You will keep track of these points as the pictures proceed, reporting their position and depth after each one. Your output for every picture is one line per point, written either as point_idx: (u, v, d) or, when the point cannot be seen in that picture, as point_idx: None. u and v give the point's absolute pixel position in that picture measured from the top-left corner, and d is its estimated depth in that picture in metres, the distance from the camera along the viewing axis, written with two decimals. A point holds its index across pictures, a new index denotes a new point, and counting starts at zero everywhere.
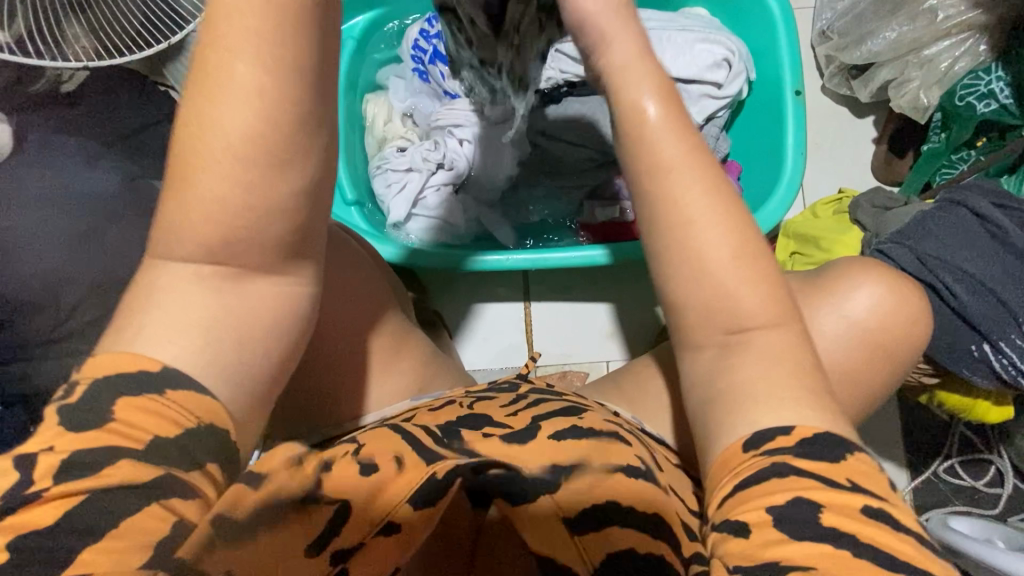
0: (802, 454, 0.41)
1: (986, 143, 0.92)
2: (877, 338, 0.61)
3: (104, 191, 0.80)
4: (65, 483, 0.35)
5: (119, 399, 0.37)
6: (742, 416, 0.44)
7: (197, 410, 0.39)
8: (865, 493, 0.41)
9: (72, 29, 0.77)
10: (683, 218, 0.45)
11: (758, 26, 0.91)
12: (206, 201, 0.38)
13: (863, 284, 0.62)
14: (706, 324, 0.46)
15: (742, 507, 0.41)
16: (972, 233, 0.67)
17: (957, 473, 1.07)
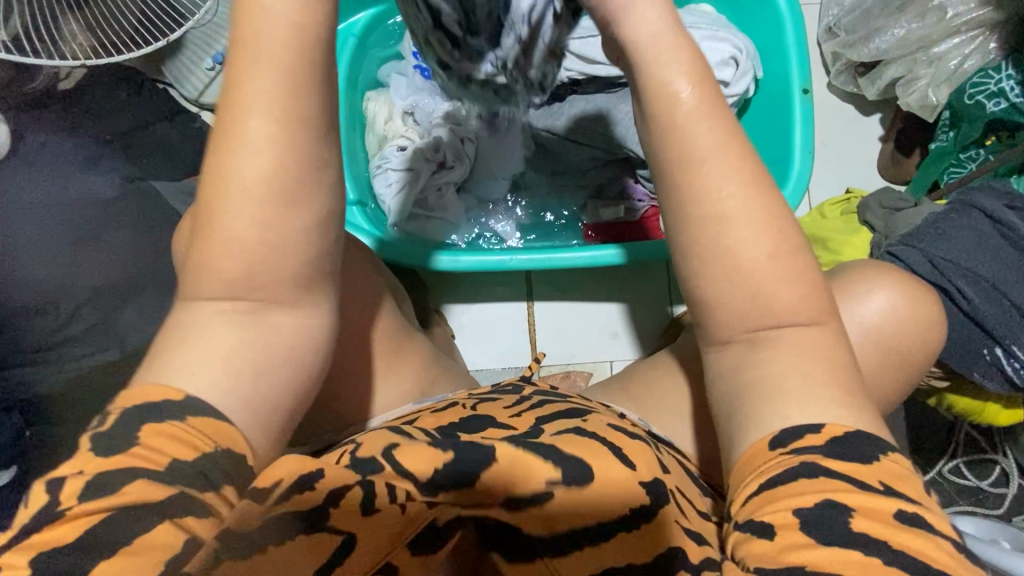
0: (830, 454, 0.42)
1: (996, 142, 0.91)
2: (885, 344, 0.61)
3: (103, 193, 0.78)
4: (82, 505, 0.36)
5: (143, 425, 0.39)
6: (774, 411, 0.44)
7: (216, 435, 0.40)
8: (900, 497, 0.41)
9: (70, 27, 0.83)
10: (702, 223, 0.44)
11: (766, 22, 0.90)
12: (231, 240, 0.39)
13: (872, 288, 0.62)
14: (726, 325, 0.46)
15: (769, 506, 0.41)
16: (984, 236, 0.66)
17: (962, 472, 1.07)
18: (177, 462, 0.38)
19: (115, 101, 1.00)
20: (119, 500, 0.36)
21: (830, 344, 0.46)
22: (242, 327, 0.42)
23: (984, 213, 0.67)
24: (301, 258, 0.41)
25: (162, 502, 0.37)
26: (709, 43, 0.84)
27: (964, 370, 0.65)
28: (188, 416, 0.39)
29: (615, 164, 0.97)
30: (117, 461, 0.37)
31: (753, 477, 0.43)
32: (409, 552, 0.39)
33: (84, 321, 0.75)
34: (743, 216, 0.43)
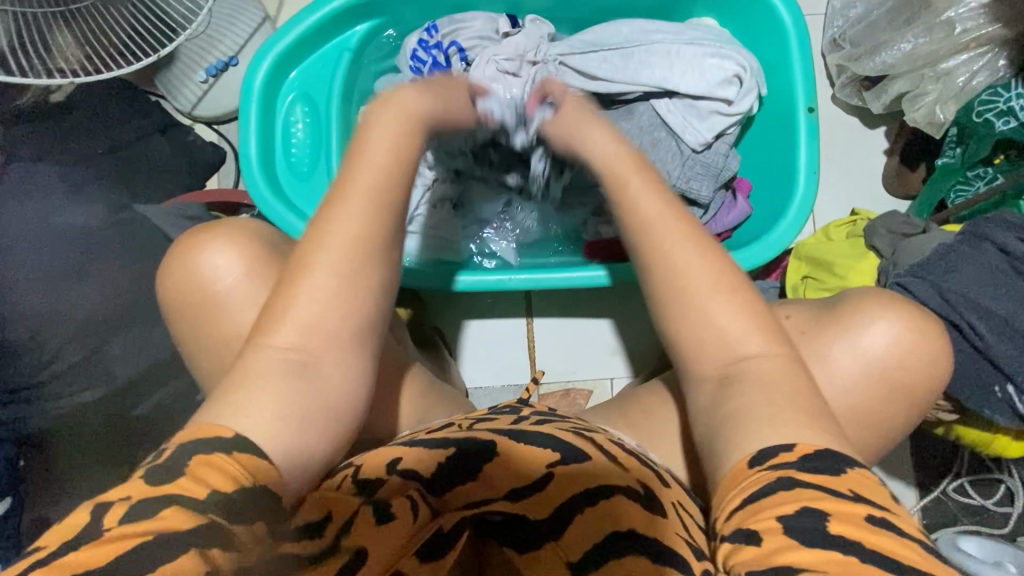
0: (805, 467, 0.43)
1: (1004, 162, 0.88)
2: (886, 375, 0.60)
3: (89, 219, 0.73)
4: (124, 527, 0.38)
5: (193, 456, 0.41)
6: (750, 434, 0.46)
7: (253, 470, 0.42)
8: (867, 502, 0.43)
9: (61, 40, 0.81)
10: (676, 278, 0.52)
11: (769, 38, 0.88)
12: (308, 309, 0.47)
13: (875, 319, 0.60)
14: (702, 358, 0.51)
15: (755, 515, 0.42)
16: (995, 270, 0.64)
17: (967, 492, 1.06)
18: (214, 492, 0.40)
19: (109, 115, 1.00)
20: (157, 526, 0.38)
21: (798, 371, 0.50)
22: (293, 380, 0.46)
23: (996, 245, 0.64)
24: (336, 321, 0.48)
25: (189, 533, 0.38)
26: (710, 61, 0.83)
27: (974, 406, 0.63)
28: (234, 451, 0.42)
29: None
30: (165, 488, 0.40)
31: (733, 496, 0.44)
32: (416, 560, 0.45)
33: (68, 360, 0.70)
34: (693, 268, 0.52)
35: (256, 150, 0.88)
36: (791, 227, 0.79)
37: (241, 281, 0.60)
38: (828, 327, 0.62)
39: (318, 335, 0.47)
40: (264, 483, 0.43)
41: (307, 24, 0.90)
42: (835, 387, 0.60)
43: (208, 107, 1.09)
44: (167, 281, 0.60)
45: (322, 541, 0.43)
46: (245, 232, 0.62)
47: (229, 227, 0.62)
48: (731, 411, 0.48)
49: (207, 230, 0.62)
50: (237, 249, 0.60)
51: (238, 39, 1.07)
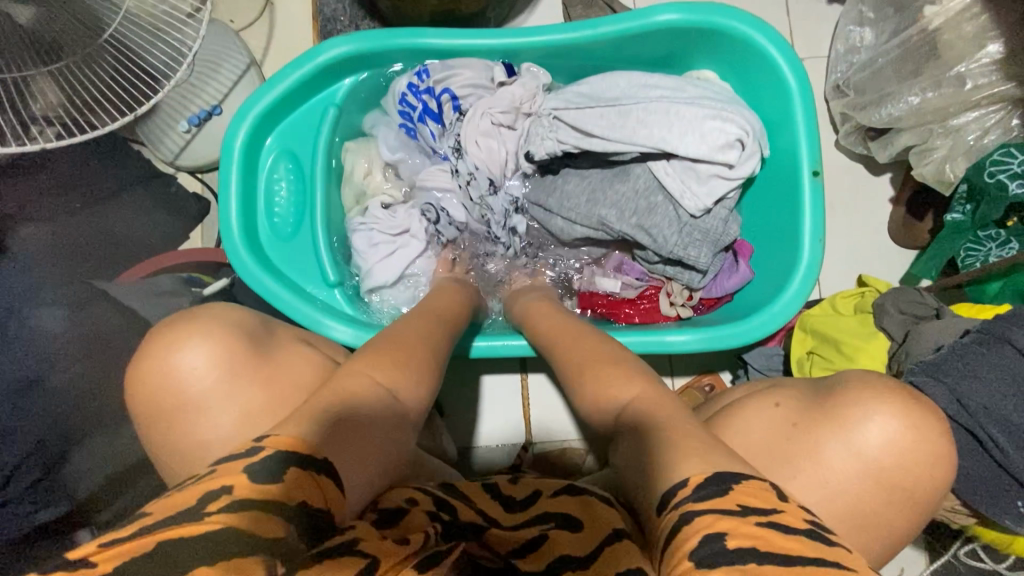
0: (702, 497, 0.42)
1: (1019, 224, 0.82)
2: (878, 475, 0.52)
3: (58, 304, 0.69)
4: (221, 515, 0.38)
5: (292, 468, 0.42)
6: (670, 477, 0.45)
7: (327, 498, 0.44)
8: (757, 512, 0.41)
9: (44, 88, 0.77)
10: (586, 361, 0.61)
11: (772, 94, 0.85)
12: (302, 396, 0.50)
13: (873, 413, 0.53)
14: (598, 415, 0.58)
15: (676, 557, 0.40)
16: (1019, 378, 0.58)
17: (978, 556, 1.01)
18: (299, 501, 0.42)
19: (85, 167, 0.95)
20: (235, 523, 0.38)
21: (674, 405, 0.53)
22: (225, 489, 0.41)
23: (1016, 348, 0.59)
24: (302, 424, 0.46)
25: (265, 540, 0.39)
26: (711, 123, 0.79)
27: (995, 517, 0.57)
28: (320, 472, 0.44)
29: (609, 243, 0.92)
30: (263, 492, 0.40)
31: (662, 532, 0.43)
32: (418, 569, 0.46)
33: (20, 482, 0.64)
34: (595, 358, 0.61)
35: (238, 225, 0.84)
36: (796, 297, 0.76)
37: (219, 383, 0.58)
38: (828, 425, 0.54)
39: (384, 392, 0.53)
40: (332, 505, 0.44)
41: (290, 81, 0.86)
42: (830, 489, 0.53)
43: (189, 157, 1.06)
44: (138, 381, 0.58)
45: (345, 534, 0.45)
46: (195, 328, 0.59)
47: (175, 330, 0.59)
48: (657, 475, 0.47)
49: (159, 336, 0.59)
50: (202, 349, 0.58)
51: (221, 85, 1.04)
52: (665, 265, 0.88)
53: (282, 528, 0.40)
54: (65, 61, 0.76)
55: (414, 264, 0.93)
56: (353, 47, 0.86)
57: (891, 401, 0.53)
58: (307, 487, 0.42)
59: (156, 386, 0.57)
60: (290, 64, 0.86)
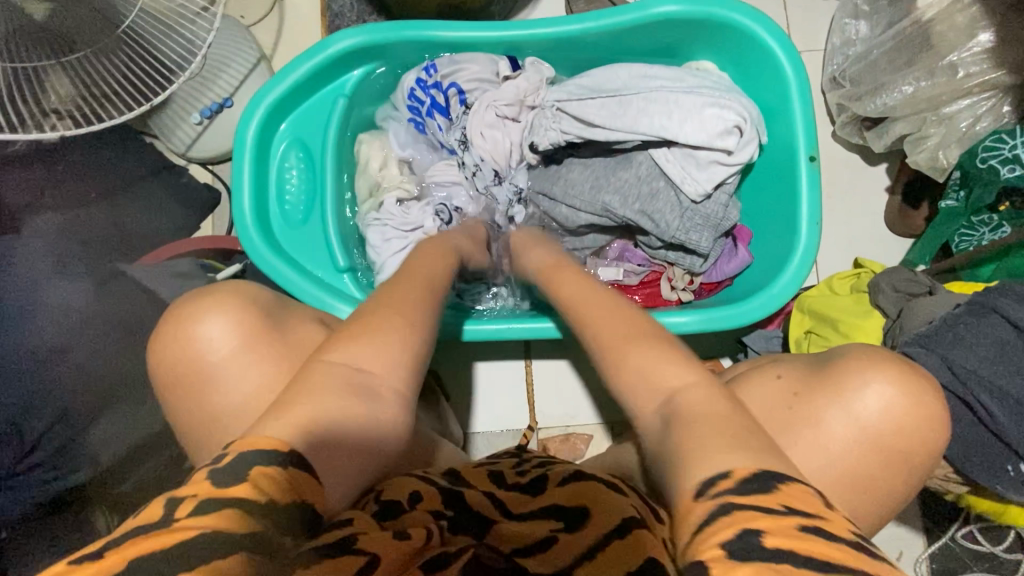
0: (742, 490, 0.41)
1: (1011, 210, 0.84)
2: (874, 440, 0.54)
3: (80, 288, 0.71)
4: (188, 520, 0.38)
5: (253, 468, 0.41)
6: (694, 469, 0.44)
7: (310, 495, 0.44)
8: (801, 515, 0.40)
9: (55, 84, 0.79)
10: (619, 338, 0.54)
11: (771, 84, 0.87)
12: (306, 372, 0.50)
13: (869, 380, 0.55)
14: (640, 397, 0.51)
15: (703, 544, 0.39)
16: (1006, 348, 0.60)
17: (975, 537, 1.03)
18: (270, 500, 0.40)
19: (101, 160, 0.98)
20: (210, 524, 0.38)
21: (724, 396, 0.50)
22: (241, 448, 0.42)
23: (1006, 318, 0.61)
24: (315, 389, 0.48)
25: (244, 535, 0.38)
26: (709, 110, 0.82)
27: (986, 482, 0.59)
28: (291, 464, 0.42)
29: (613, 230, 0.93)
30: (231, 492, 0.40)
31: (686, 529, 0.42)
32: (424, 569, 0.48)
33: (47, 449, 0.66)
34: (632, 338, 0.54)
35: (250, 212, 0.86)
36: (794, 280, 0.78)
37: (235, 354, 0.60)
38: (826, 393, 0.56)
39: (346, 372, 0.49)
40: (313, 502, 0.44)
41: (301, 73, 0.89)
42: (830, 454, 0.55)
43: (201, 149, 1.09)
44: (161, 353, 0.60)
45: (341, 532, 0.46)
46: (205, 301, 0.61)
47: (188, 305, 0.61)
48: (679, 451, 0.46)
49: (175, 311, 0.61)
50: (216, 322, 0.60)
51: (233, 79, 1.06)
52: (666, 251, 0.89)
53: (259, 524, 0.39)
54: (79, 53, 0.80)
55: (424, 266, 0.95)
56: (363, 39, 0.88)
57: (887, 368, 0.55)
58: (282, 488, 0.41)
59: (174, 356, 0.60)
60: (299, 56, 0.89)
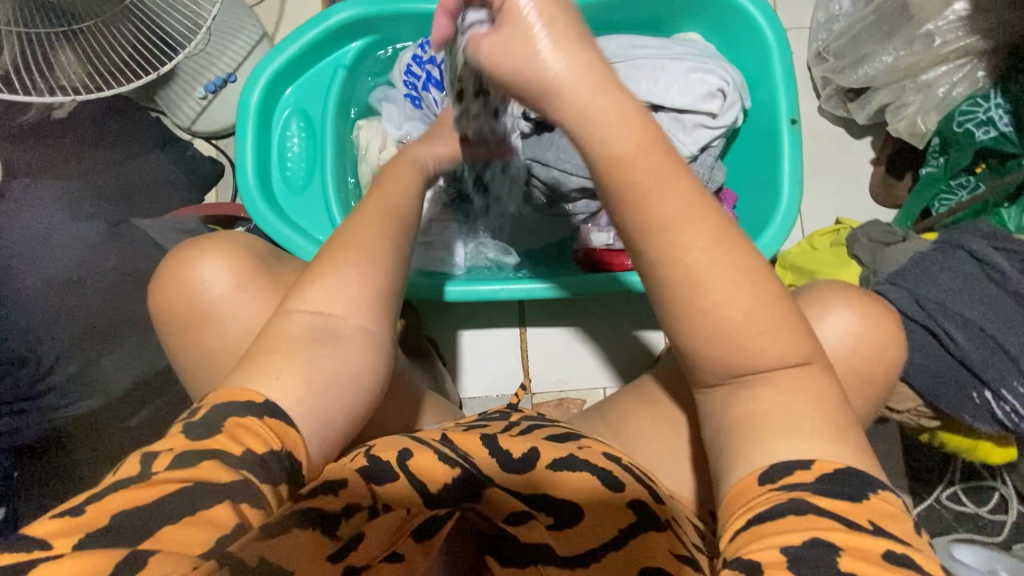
0: (819, 490, 0.41)
1: (987, 170, 0.91)
2: (844, 368, 0.56)
3: (88, 239, 0.73)
4: (168, 472, 0.39)
5: (227, 420, 0.43)
6: (759, 445, 0.44)
7: (283, 439, 0.44)
8: (888, 538, 0.39)
9: (63, 58, 0.83)
10: (679, 274, 0.42)
11: (754, 53, 0.90)
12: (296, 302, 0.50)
13: (831, 307, 0.56)
14: (713, 368, 0.45)
15: (755, 544, 0.39)
16: (970, 279, 0.63)
17: (960, 500, 1.04)
18: (248, 452, 0.42)
19: (108, 132, 1.00)
20: (194, 475, 0.39)
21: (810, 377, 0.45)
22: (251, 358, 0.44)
23: (969, 253, 0.64)
24: (311, 313, 0.49)
25: (222, 478, 0.40)
26: (694, 75, 0.85)
27: (952, 413, 0.62)
28: (266, 415, 0.44)
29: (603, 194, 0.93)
30: (206, 443, 0.41)
31: (739, 513, 0.42)
32: (411, 540, 0.50)
33: (64, 371, 0.70)
34: (705, 276, 0.42)
35: (252, 167, 0.90)
36: (779, 236, 0.80)
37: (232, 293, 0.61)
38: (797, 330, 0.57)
39: (311, 322, 0.48)
40: (291, 448, 0.44)
41: (303, 43, 0.93)
42: None
43: (205, 123, 1.12)
44: (162, 293, 0.62)
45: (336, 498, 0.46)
46: (213, 245, 0.63)
47: (198, 248, 0.63)
48: (737, 417, 0.45)
49: (187, 253, 0.63)
50: (214, 265, 0.62)
51: (236, 56, 1.09)
52: None
53: (245, 477, 0.41)
54: (85, 24, 0.83)
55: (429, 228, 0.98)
56: (361, 11, 0.92)
57: (847, 294, 0.58)
58: (248, 434, 0.42)
59: (182, 294, 0.62)
60: (302, 27, 0.93)
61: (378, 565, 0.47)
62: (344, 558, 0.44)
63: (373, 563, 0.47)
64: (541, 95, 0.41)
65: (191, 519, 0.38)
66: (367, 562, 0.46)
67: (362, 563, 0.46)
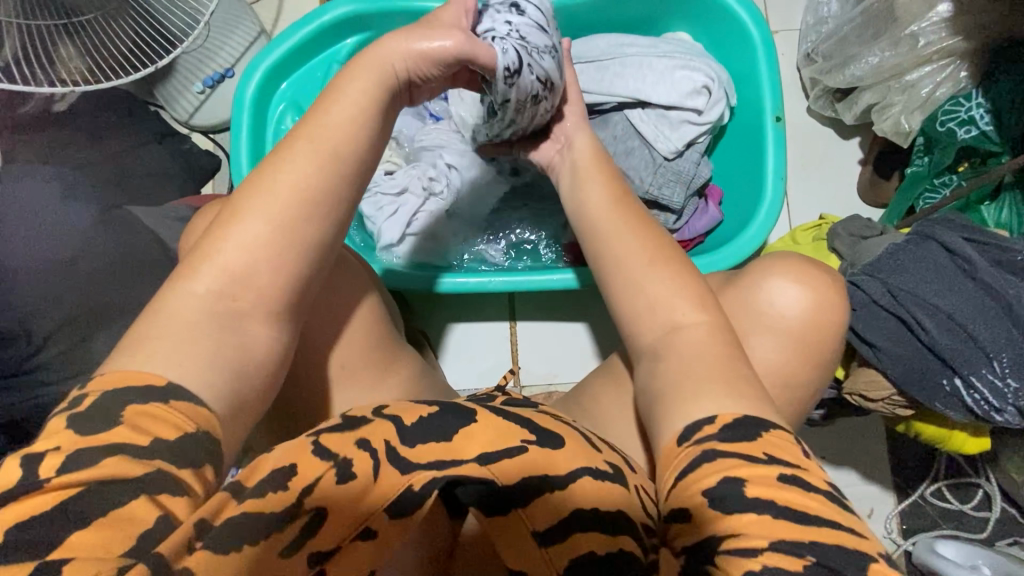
0: (725, 438, 0.45)
1: (969, 168, 0.92)
2: (801, 344, 0.59)
3: (79, 224, 0.75)
4: (61, 477, 0.36)
5: (126, 408, 0.39)
6: (681, 411, 0.48)
7: (195, 419, 0.41)
8: (782, 463, 0.45)
9: (65, 53, 0.85)
10: (618, 251, 0.58)
11: (740, 52, 0.92)
12: (243, 279, 0.47)
13: (777, 279, 0.59)
14: (656, 325, 0.54)
15: (686, 492, 0.44)
16: (942, 270, 0.64)
17: (944, 496, 1.05)
18: (157, 441, 0.39)
19: (107, 124, 1.03)
20: (95, 474, 0.36)
21: (718, 335, 0.53)
22: (226, 334, 0.45)
23: (940, 244, 0.65)
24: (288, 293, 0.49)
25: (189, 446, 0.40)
26: (680, 72, 0.87)
27: (923, 400, 0.63)
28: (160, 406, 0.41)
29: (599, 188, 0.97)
30: (102, 438, 0.38)
31: (671, 470, 0.46)
32: (384, 517, 0.44)
33: (55, 347, 0.71)
34: (635, 249, 0.57)
35: (247, 159, 0.92)
36: (763, 229, 0.82)
37: None
38: (752, 322, 0.59)
39: (270, 280, 0.48)
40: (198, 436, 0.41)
41: (300, 37, 0.95)
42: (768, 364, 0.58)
43: (203, 117, 1.13)
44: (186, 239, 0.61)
45: (288, 494, 0.40)
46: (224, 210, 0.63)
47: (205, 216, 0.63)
48: (683, 390, 0.49)
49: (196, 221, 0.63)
50: None
51: (234, 51, 1.12)
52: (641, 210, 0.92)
53: (151, 465, 0.38)
54: (88, 16, 0.86)
55: (417, 219, 0.97)
56: (356, 8, 0.94)
57: (800, 271, 0.60)
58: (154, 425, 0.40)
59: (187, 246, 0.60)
60: (297, 23, 0.95)
61: (349, 545, 0.43)
62: (298, 549, 0.40)
63: (345, 544, 0.43)
64: (572, 135, 0.69)
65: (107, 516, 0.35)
66: (337, 545, 0.42)
67: (330, 547, 0.42)
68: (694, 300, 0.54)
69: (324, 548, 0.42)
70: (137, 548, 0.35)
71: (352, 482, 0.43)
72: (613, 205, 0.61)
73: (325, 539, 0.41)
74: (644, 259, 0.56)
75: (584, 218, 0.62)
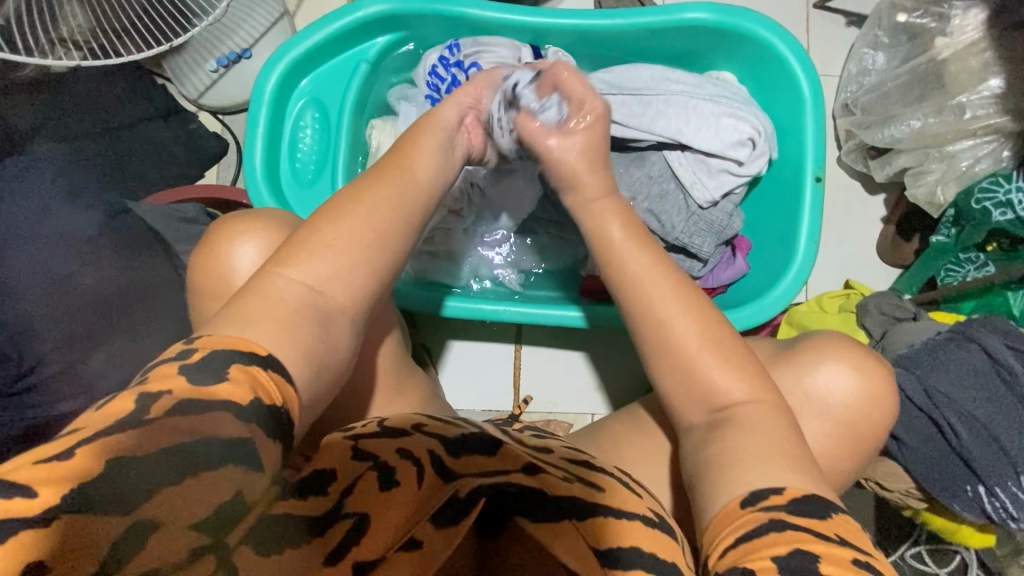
0: (793, 511, 0.43)
1: (998, 250, 0.90)
2: (848, 426, 0.57)
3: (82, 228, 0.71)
4: None
5: (232, 364, 0.40)
6: (740, 479, 0.46)
7: (282, 398, 0.41)
8: (852, 546, 0.41)
9: (70, 11, 0.77)
10: (657, 316, 0.55)
11: (785, 103, 0.89)
12: (270, 326, 0.44)
13: (831, 362, 0.58)
14: (692, 406, 0.53)
15: (750, 554, 0.40)
16: (980, 375, 0.66)
17: (924, 559, 1.06)
18: (256, 401, 0.39)
19: (111, 96, 0.96)
20: None
21: (765, 419, 0.50)
22: None
23: (982, 348, 0.67)
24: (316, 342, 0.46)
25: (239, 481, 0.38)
26: (726, 120, 0.84)
27: (943, 499, 0.65)
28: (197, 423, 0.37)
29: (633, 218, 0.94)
30: None
31: (727, 533, 0.43)
32: (430, 525, 0.43)
33: (48, 364, 0.67)
34: (677, 321, 0.54)
35: (260, 163, 0.87)
36: (789, 294, 0.80)
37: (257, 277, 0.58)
38: (806, 404, 0.57)
39: (299, 293, 0.47)
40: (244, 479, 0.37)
41: (331, 30, 0.89)
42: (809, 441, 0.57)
43: (213, 97, 1.05)
44: (204, 264, 0.59)
45: (327, 502, 0.42)
46: (240, 222, 0.60)
47: (219, 230, 0.60)
48: (717, 456, 0.49)
49: (209, 236, 0.60)
50: (249, 246, 0.58)
51: (253, 29, 1.04)
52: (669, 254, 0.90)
53: (249, 429, 0.37)
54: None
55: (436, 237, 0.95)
56: (392, 7, 0.88)
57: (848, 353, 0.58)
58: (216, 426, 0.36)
59: (216, 273, 0.58)
60: (328, 16, 0.89)
61: (393, 557, 0.41)
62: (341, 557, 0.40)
63: (388, 555, 0.41)
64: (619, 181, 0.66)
65: (197, 482, 0.34)
66: (380, 555, 0.41)
67: (372, 557, 0.40)
68: (747, 376, 0.52)
69: (365, 559, 0.40)
70: (212, 527, 0.34)
71: (396, 488, 0.44)
72: (660, 267, 0.58)
73: (368, 549, 0.40)
74: (696, 325, 0.54)
75: (621, 274, 0.59)
